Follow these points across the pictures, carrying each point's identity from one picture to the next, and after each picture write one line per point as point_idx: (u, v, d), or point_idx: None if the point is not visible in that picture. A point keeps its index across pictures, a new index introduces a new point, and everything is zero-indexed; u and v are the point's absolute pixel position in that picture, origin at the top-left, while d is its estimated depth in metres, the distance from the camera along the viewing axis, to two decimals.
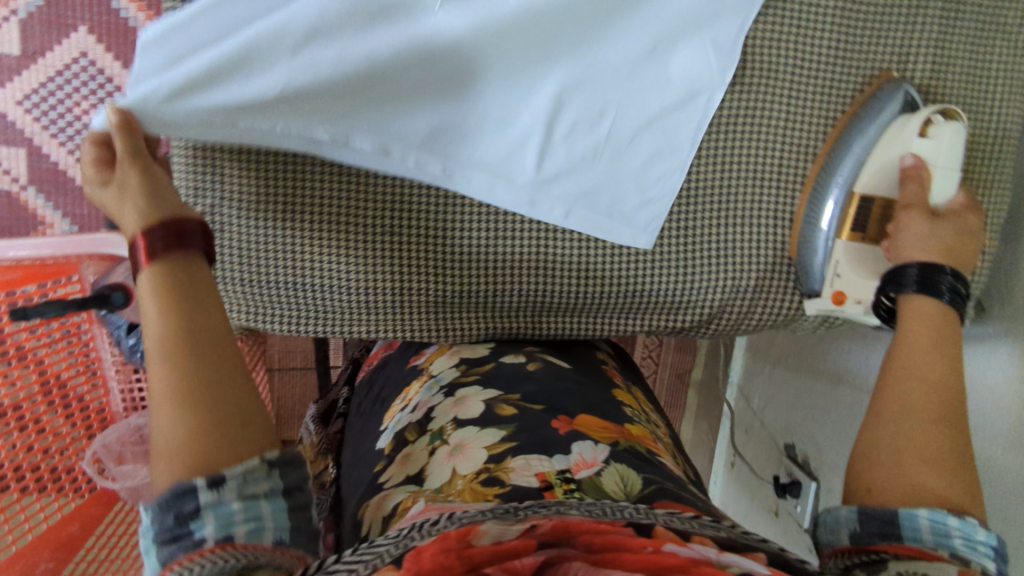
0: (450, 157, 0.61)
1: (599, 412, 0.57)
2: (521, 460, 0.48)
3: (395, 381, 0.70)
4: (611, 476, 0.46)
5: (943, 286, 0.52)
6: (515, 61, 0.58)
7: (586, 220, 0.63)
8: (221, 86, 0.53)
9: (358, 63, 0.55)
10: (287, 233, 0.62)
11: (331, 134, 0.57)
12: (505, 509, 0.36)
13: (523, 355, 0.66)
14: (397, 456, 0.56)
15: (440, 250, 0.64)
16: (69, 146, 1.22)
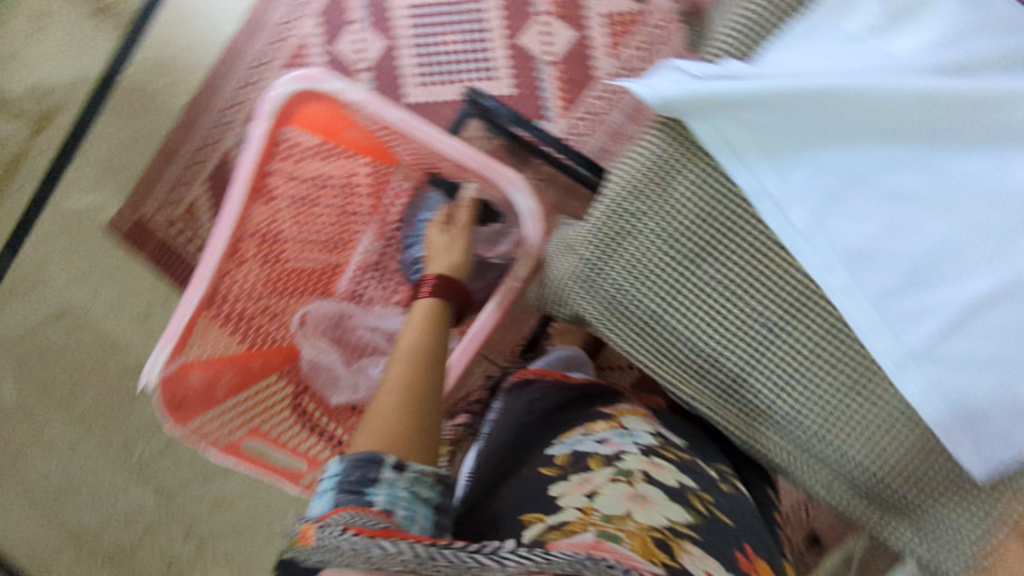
0: (863, 262, 0.56)
1: (773, 567, 0.54)
2: (696, 551, 0.47)
3: (580, 409, 0.67)
4: None
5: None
6: (995, 232, 0.54)
7: (941, 416, 0.55)
8: (718, 105, 0.56)
9: (857, 156, 0.56)
10: (667, 244, 0.60)
11: (781, 176, 0.57)
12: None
13: (717, 470, 0.61)
14: (573, 475, 0.54)
15: (797, 373, 0.59)
16: (417, 61, 1.29)
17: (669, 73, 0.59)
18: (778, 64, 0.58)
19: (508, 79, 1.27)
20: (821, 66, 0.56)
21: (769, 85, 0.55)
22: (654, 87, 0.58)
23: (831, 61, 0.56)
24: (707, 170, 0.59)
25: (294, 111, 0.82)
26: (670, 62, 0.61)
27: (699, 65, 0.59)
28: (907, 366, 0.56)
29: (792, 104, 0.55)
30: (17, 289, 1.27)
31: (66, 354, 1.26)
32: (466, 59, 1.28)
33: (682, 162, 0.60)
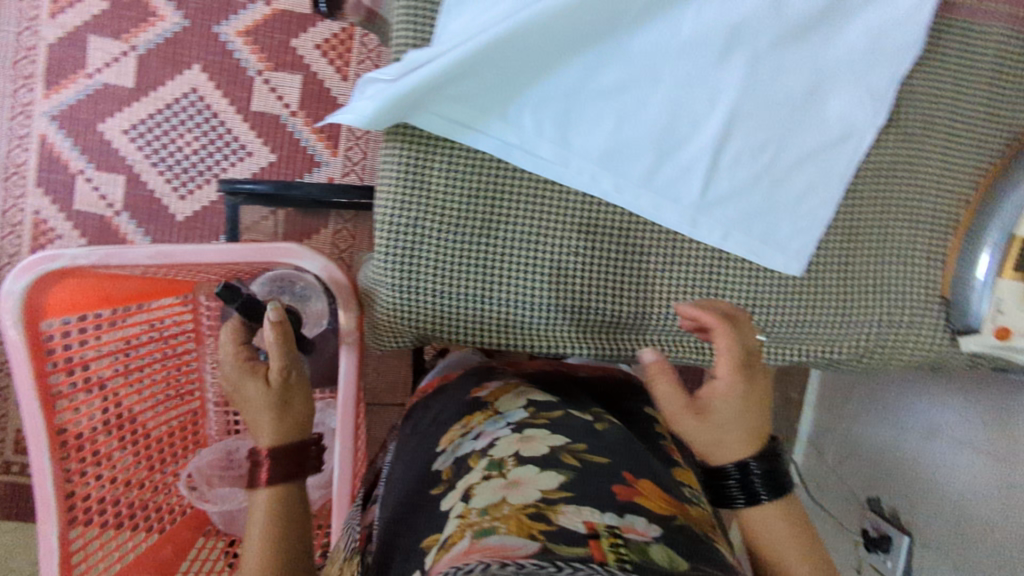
0: (616, 158, 0.62)
1: (657, 479, 0.55)
2: (572, 507, 0.47)
3: (455, 407, 0.71)
4: (659, 551, 0.44)
5: (756, 487, 0.58)
6: (694, 80, 0.61)
7: (742, 244, 0.63)
8: (426, 92, 0.57)
9: (560, 78, 0.60)
10: (453, 227, 0.62)
11: (514, 123, 0.60)
12: (536, 573, 0.37)
13: (591, 413, 0.64)
14: (458, 481, 0.55)
15: (621, 274, 0.64)
16: (167, 175, 1.30)
17: (366, 91, 0.58)
18: (451, 34, 0.58)
19: (264, 147, 1.31)
20: (485, 15, 0.58)
21: (450, 57, 0.56)
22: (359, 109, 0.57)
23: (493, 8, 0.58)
24: (452, 149, 0.60)
25: (41, 301, 0.73)
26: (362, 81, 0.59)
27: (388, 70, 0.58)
28: (699, 220, 0.63)
29: (484, 59, 0.58)
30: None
31: None
32: (213, 148, 1.30)
33: (429, 152, 0.60)
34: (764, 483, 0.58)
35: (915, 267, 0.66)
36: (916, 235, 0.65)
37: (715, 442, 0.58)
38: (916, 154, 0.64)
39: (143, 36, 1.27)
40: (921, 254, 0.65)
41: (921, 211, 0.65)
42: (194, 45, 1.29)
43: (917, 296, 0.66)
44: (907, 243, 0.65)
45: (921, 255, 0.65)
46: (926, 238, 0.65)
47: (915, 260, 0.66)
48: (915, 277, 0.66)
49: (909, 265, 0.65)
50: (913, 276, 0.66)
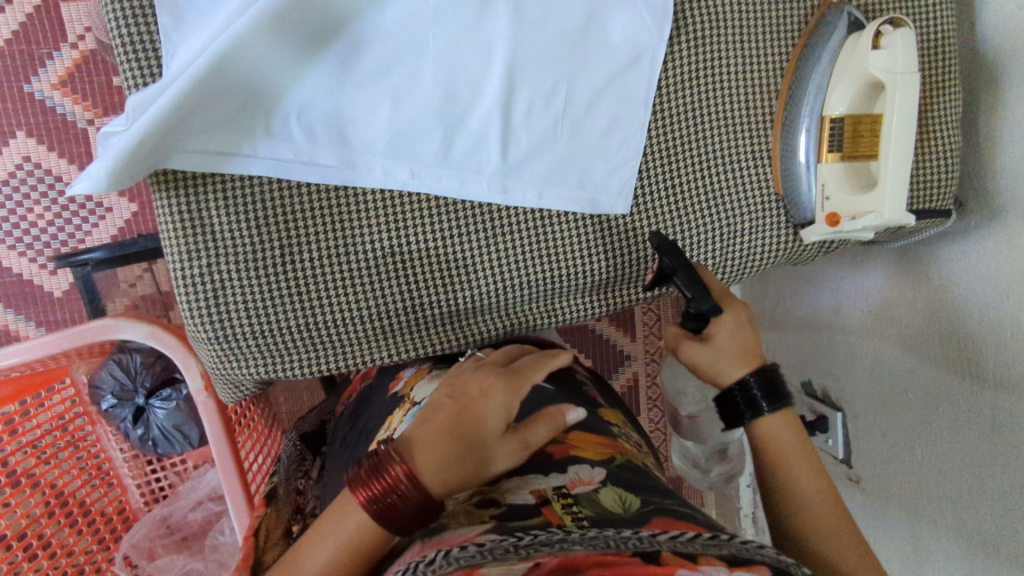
0: (404, 144, 0.58)
1: (591, 429, 0.68)
2: (520, 481, 0.58)
3: (376, 412, 0.74)
4: (608, 494, 0.56)
5: (758, 399, 0.57)
6: (459, 38, 0.57)
7: (561, 197, 0.61)
8: (167, 132, 0.52)
9: (317, 74, 0.56)
10: (250, 260, 0.57)
11: (283, 136, 0.56)
12: (504, 549, 0.46)
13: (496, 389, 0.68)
14: None
15: (447, 259, 0.61)
16: (30, 254, 1.22)
17: (103, 145, 0.52)
18: (177, 59, 0.52)
19: (122, 199, 1.22)
20: (207, 31, 0.52)
21: (177, 88, 0.51)
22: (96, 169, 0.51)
23: (214, 21, 0.53)
24: (223, 185, 0.56)
25: None
26: (100, 135, 0.53)
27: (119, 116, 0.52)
28: (508, 185, 0.60)
29: (223, 80, 0.53)
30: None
31: None
32: (68, 215, 1.22)
33: (198, 195, 0.56)
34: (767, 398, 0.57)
35: (738, 171, 0.63)
36: (731, 138, 0.63)
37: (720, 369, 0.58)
38: (712, 58, 0.61)
39: None
40: (743, 155, 0.63)
41: (730, 111, 0.62)
42: (10, 112, 1.18)
43: (749, 199, 0.63)
44: (724, 147, 0.63)
45: (743, 157, 0.63)
46: (742, 137, 0.63)
47: (736, 162, 0.63)
48: (741, 180, 0.63)
49: (731, 170, 0.63)
50: (740, 180, 0.63)
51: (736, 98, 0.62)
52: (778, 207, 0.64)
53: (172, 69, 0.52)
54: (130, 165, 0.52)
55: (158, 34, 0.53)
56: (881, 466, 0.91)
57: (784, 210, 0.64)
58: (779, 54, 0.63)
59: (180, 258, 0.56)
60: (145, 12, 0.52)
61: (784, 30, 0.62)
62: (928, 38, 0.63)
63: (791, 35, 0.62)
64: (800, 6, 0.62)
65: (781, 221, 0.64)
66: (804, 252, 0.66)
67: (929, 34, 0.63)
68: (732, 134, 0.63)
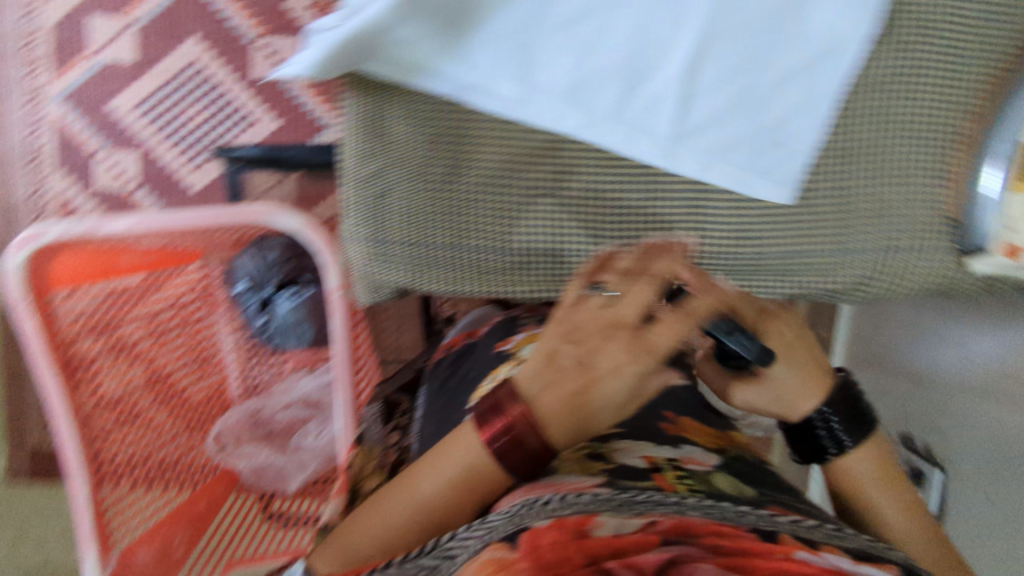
0: (582, 92, 0.59)
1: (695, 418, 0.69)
2: (631, 447, 0.62)
3: (483, 364, 0.78)
4: (722, 478, 0.57)
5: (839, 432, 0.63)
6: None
7: (724, 174, 0.60)
8: (370, 39, 0.55)
9: (514, 11, 0.57)
10: (419, 173, 0.61)
11: (470, 63, 0.58)
12: (620, 502, 0.48)
13: None
14: None
15: (599, 211, 0.62)
16: (179, 150, 1.30)
17: (311, 40, 0.56)
18: None
19: (265, 114, 1.28)
20: None
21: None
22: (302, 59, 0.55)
23: None
24: (410, 100, 0.60)
25: (46, 271, 0.76)
26: (311, 32, 0.58)
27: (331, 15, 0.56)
28: (673, 152, 0.60)
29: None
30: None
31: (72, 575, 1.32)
32: (218, 121, 1.29)
33: (387, 104, 0.60)
34: (846, 428, 0.63)
35: (913, 188, 0.61)
36: (914, 152, 0.60)
37: (790, 399, 0.64)
38: (913, 65, 0.59)
39: (141, 11, 1.26)
40: (921, 172, 0.60)
41: (919, 123, 0.60)
42: (188, 17, 1.27)
43: (918, 219, 0.61)
44: (905, 160, 0.60)
45: (921, 174, 0.60)
46: (926, 152, 0.60)
47: (914, 177, 0.60)
48: (915, 197, 0.61)
49: (906, 186, 0.61)
50: (914, 198, 0.61)
51: (929, 111, 0.59)
52: (946, 232, 0.61)
53: None
54: (330, 61, 0.55)
55: None
56: (981, 537, 0.86)
57: (951, 237, 0.61)
58: (987, 73, 0.59)
59: (357, 157, 0.61)
60: None
61: (999, 49, 0.59)
62: None
63: (1005, 56, 0.59)
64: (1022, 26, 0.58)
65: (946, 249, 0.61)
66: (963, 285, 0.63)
67: None
68: (915, 149, 0.60)
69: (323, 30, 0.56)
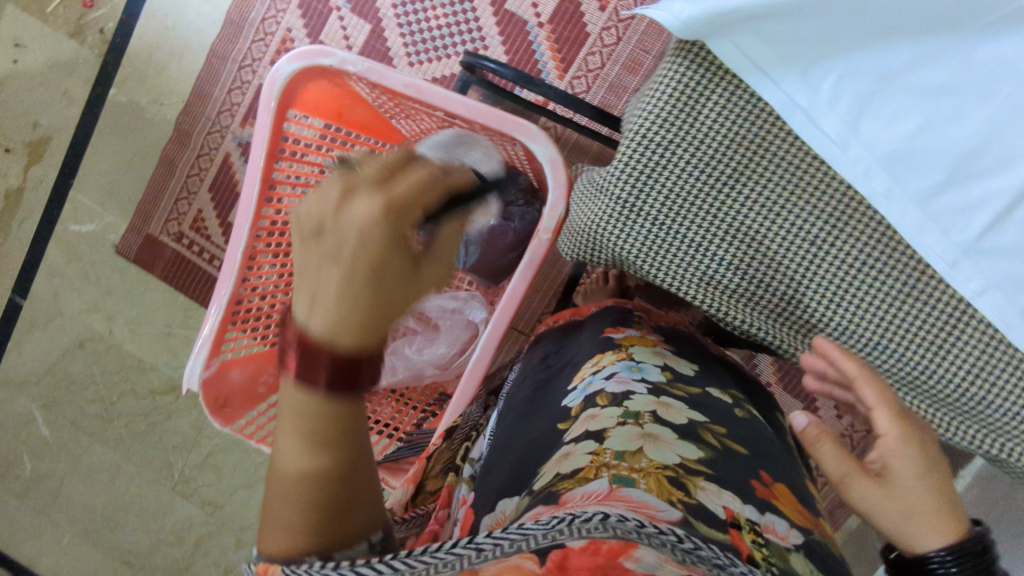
0: (902, 162, 0.56)
1: (797, 495, 0.64)
2: (712, 487, 0.55)
3: (590, 347, 0.83)
4: (797, 560, 0.53)
5: None
6: None
7: (995, 307, 0.56)
8: (744, 21, 0.55)
9: (882, 57, 0.55)
10: (701, 159, 0.60)
11: (811, 86, 0.56)
12: (661, 542, 0.40)
13: (733, 400, 0.74)
14: (586, 413, 0.67)
15: (852, 279, 0.59)
16: (406, 40, 1.30)
17: None
18: None
19: (501, 46, 1.27)
20: None
21: None
22: (675, 11, 0.56)
23: None
24: (735, 89, 0.59)
25: (294, 91, 0.78)
26: None
27: None
28: (959, 262, 0.56)
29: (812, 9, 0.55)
30: (57, 317, 1.38)
31: (127, 363, 1.36)
32: (454, 32, 1.28)
33: (708, 84, 0.59)
34: None
35: None
36: None
37: (908, 526, 0.55)
38: None
39: None
40: None
41: None
42: None
43: None
44: None
45: None
46: None
47: None
48: None
49: None
50: None
51: None
52: None
53: None
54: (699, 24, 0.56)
55: None
56: None
57: None
58: None
59: (652, 117, 0.60)
60: None
61: None
62: None
63: None
64: None
65: None
66: None
67: None
68: None
69: None
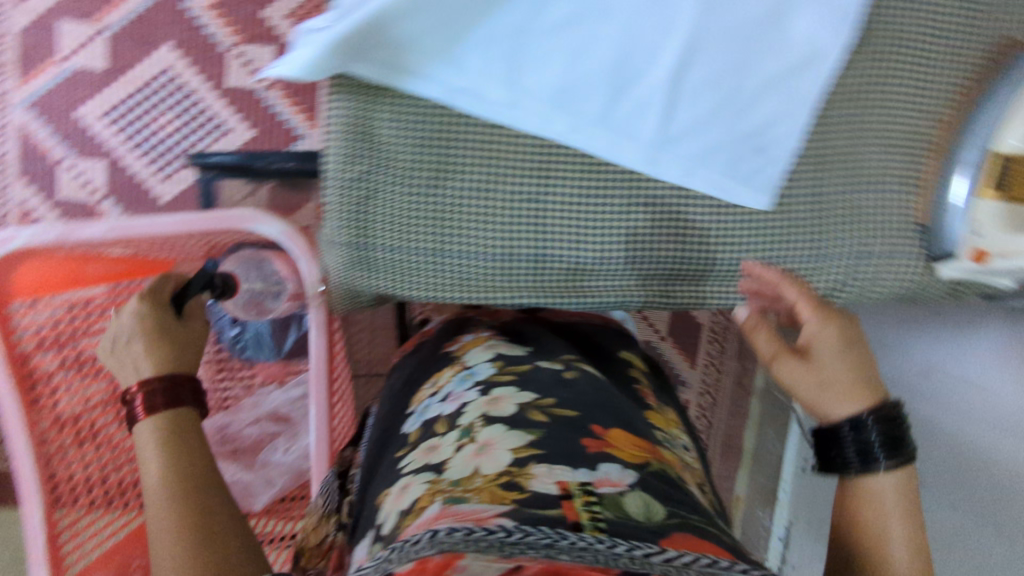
0: (568, 95, 0.59)
1: (631, 427, 0.68)
2: (545, 467, 0.57)
3: (430, 365, 0.84)
4: (635, 499, 0.56)
5: (874, 448, 0.59)
6: (645, 5, 0.58)
7: (705, 179, 0.61)
8: (368, 41, 0.56)
9: (508, 15, 0.58)
10: (401, 173, 0.60)
11: (461, 67, 0.58)
12: (488, 542, 0.42)
13: (564, 362, 0.77)
14: (424, 442, 0.68)
15: (583, 214, 0.62)
16: (148, 159, 1.24)
17: (305, 41, 0.56)
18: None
19: (243, 123, 1.23)
20: None
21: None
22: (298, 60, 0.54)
23: None
24: (398, 99, 0.59)
25: (7, 282, 0.73)
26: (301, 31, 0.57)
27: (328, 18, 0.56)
28: (657, 158, 0.61)
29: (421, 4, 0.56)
30: None
31: None
32: (190, 130, 1.24)
33: (372, 104, 0.59)
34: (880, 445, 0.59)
35: (877, 198, 0.63)
36: (882, 158, 0.62)
37: (827, 396, 0.62)
38: (884, 76, 0.61)
39: (114, 16, 1.21)
40: (885, 181, 0.63)
41: (887, 134, 0.62)
42: (162, 24, 1.22)
43: (885, 226, 0.63)
44: (874, 165, 0.62)
45: (885, 180, 0.63)
46: (894, 166, 0.62)
47: (878, 186, 0.63)
48: (883, 203, 0.63)
49: (870, 195, 0.63)
50: (881, 203, 0.63)
51: (894, 123, 0.62)
52: (906, 241, 0.63)
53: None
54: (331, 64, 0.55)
55: None
56: None
57: (910, 248, 0.64)
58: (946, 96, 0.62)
59: (338, 155, 0.59)
60: None
61: (949, 71, 0.62)
62: None
63: (961, 79, 0.62)
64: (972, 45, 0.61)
65: (908, 258, 0.64)
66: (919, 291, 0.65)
67: None
68: (885, 160, 0.62)
69: (319, 28, 0.56)
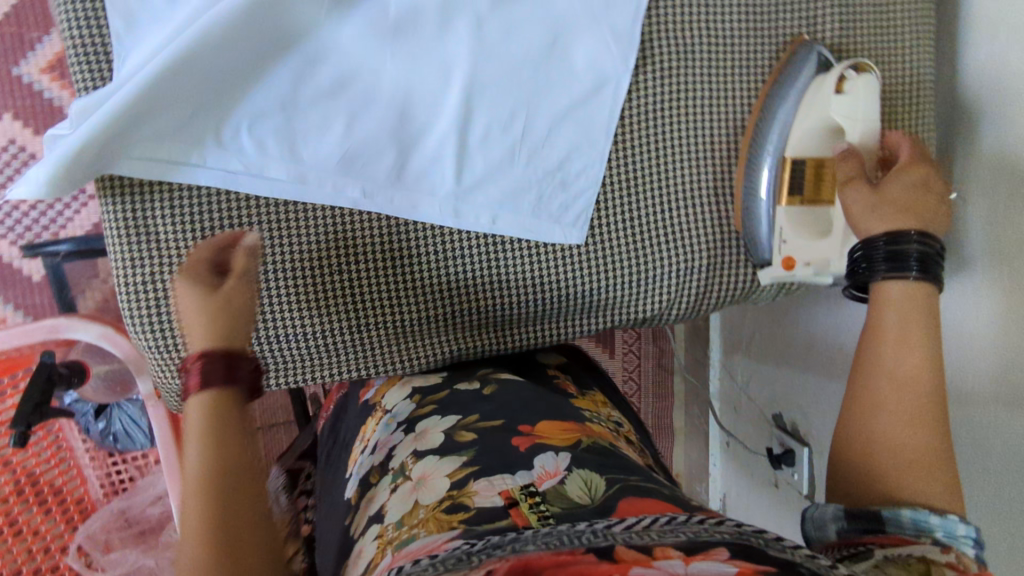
0: (354, 161, 0.57)
1: (558, 416, 0.53)
2: (484, 482, 0.43)
3: (352, 422, 0.64)
4: (575, 481, 0.42)
5: (906, 260, 0.50)
6: (418, 55, 0.55)
7: (512, 224, 0.60)
8: (119, 137, 0.52)
9: (276, 88, 0.55)
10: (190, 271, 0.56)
11: (235, 147, 0.55)
12: (456, 558, 0.33)
13: (478, 379, 0.60)
14: (364, 501, 0.50)
15: (395, 279, 0.59)
16: None
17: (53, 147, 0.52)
18: (123, 74, 0.52)
19: None
20: (156, 38, 0.52)
21: (132, 88, 0.50)
22: (40, 174, 0.50)
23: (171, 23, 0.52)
24: (171, 191, 0.55)
25: None
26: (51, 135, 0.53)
27: (72, 120, 0.52)
28: (458, 211, 0.59)
29: (172, 90, 0.52)
30: None
31: None
32: None
33: (143, 203, 0.55)
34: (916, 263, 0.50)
35: (693, 212, 0.61)
36: (690, 173, 0.61)
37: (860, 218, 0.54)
38: (676, 91, 0.60)
39: None
40: (697, 192, 0.61)
41: (689, 146, 0.61)
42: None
43: (709, 237, 0.62)
44: (683, 180, 0.61)
45: (698, 188, 0.61)
46: (704, 178, 0.61)
47: (691, 200, 0.61)
48: (701, 214, 0.61)
49: (686, 209, 0.61)
50: (699, 214, 0.61)
51: (695, 133, 0.61)
52: (729, 248, 0.62)
53: (121, 81, 0.51)
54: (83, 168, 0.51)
55: (111, 39, 0.52)
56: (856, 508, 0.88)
57: (731, 257, 0.63)
58: (745, 98, 0.61)
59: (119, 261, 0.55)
60: (99, 17, 0.52)
61: (743, 71, 0.61)
62: (898, 81, 0.61)
63: (757, 77, 0.61)
64: (759, 47, 0.61)
65: (732, 265, 0.63)
66: (748, 295, 0.65)
67: (900, 79, 0.61)
68: (693, 171, 0.61)
69: (66, 129, 0.52)
